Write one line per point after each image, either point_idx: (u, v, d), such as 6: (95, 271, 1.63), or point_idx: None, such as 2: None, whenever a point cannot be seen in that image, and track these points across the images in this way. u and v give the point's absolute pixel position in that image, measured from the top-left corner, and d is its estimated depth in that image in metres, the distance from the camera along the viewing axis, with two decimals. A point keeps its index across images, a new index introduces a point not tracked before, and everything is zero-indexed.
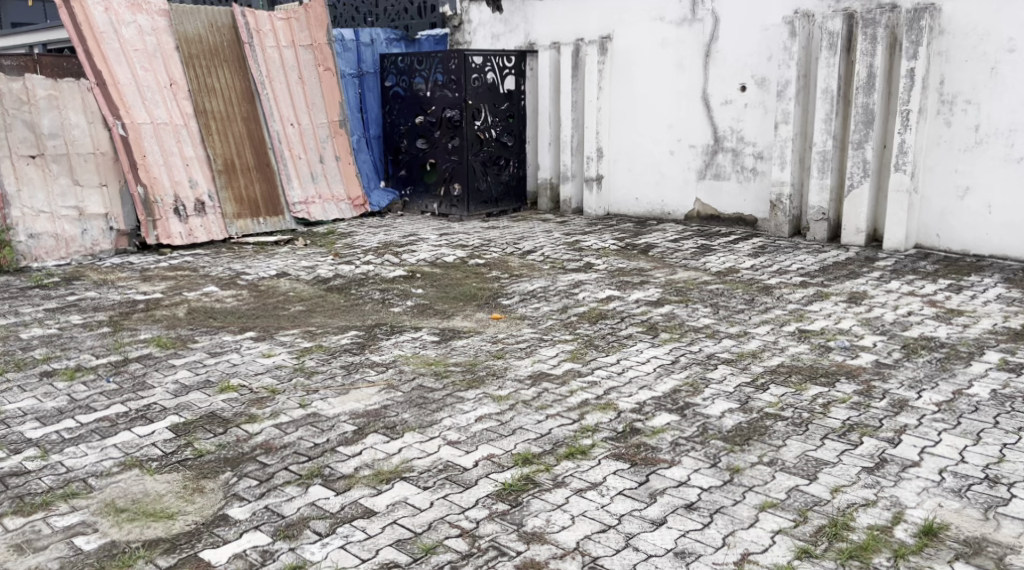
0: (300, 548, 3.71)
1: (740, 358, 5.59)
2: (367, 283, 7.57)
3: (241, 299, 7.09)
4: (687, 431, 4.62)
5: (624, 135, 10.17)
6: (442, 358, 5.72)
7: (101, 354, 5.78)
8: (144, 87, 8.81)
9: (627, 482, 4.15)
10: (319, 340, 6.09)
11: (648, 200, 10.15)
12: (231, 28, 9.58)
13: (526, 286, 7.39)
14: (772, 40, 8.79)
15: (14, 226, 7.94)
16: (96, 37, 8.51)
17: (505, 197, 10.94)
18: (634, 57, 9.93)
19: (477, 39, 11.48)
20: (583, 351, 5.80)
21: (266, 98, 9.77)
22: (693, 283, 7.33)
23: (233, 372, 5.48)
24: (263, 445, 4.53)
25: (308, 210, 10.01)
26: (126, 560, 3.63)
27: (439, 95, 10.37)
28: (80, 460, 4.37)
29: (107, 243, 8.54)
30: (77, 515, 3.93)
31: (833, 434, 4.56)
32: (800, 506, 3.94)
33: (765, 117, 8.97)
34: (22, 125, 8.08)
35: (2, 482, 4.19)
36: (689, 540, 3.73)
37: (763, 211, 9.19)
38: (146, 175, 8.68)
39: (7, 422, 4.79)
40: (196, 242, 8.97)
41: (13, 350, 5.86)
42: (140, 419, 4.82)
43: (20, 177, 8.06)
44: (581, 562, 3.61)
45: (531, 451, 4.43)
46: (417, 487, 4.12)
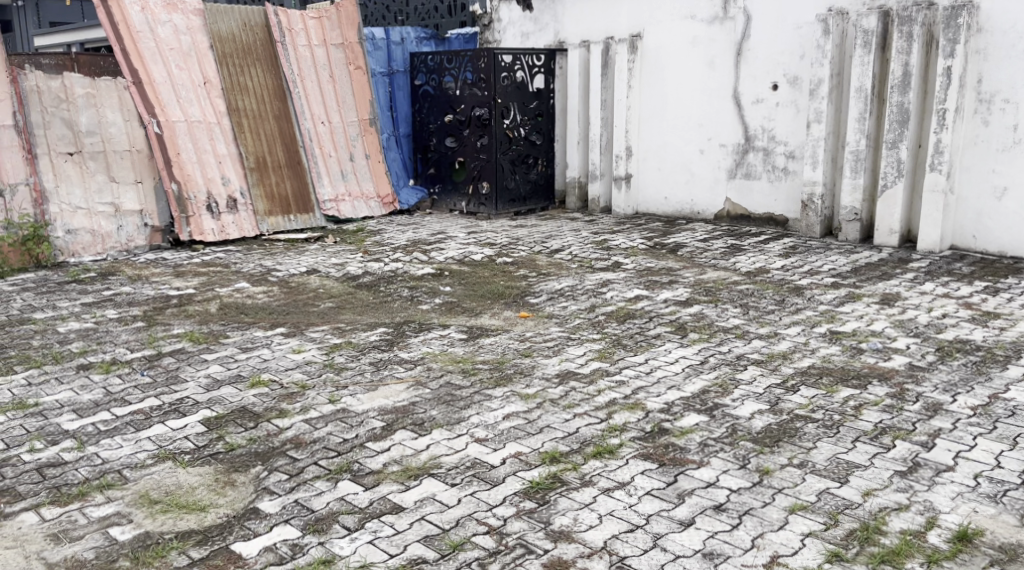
0: (329, 542, 3.73)
1: (770, 359, 5.56)
2: (396, 281, 7.60)
3: (271, 296, 7.15)
4: (716, 432, 4.60)
5: (653, 134, 10.13)
6: (470, 356, 5.73)
7: (136, 348, 5.85)
8: (179, 85, 8.91)
9: (656, 482, 4.14)
10: (349, 336, 6.13)
11: (678, 200, 10.11)
12: (264, 27, 9.66)
13: (554, 284, 7.40)
14: (805, 38, 8.72)
15: (53, 221, 8.08)
16: (132, 36, 8.61)
17: (533, 195, 10.95)
18: (665, 55, 9.89)
19: (506, 38, 11.48)
20: (611, 350, 5.79)
21: (297, 96, 9.83)
22: (723, 283, 7.29)
23: (264, 367, 5.53)
24: (293, 440, 4.57)
25: (338, 207, 10.07)
26: (159, 551, 3.67)
27: (468, 94, 10.39)
28: (116, 452, 4.44)
29: (142, 239, 8.65)
30: (112, 506, 3.99)
31: (865, 437, 4.52)
32: (831, 509, 3.92)
33: (798, 116, 8.89)
34: (60, 122, 8.20)
35: (39, 472, 4.25)
36: (718, 541, 3.72)
37: (794, 211, 9.13)
38: (180, 172, 8.77)
39: (44, 414, 4.86)
40: (228, 239, 9.06)
41: (51, 344, 5.96)
42: (173, 412, 4.87)
43: (58, 174, 8.18)
44: (609, 561, 3.61)
45: (559, 450, 4.43)
46: (444, 484, 4.14)
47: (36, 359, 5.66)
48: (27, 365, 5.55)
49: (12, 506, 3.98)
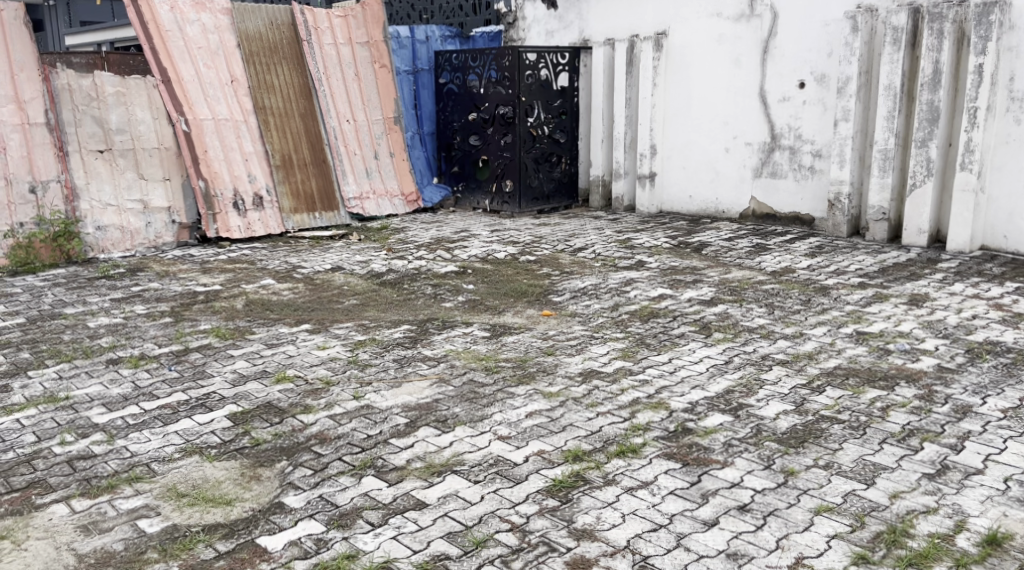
0: (353, 537, 3.75)
1: (796, 360, 5.52)
2: (420, 278, 7.63)
3: (296, 292, 7.20)
4: (741, 432, 4.59)
5: (679, 132, 10.10)
6: (493, 353, 5.74)
7: (163, 343, 5.91)
8: (207, 84, 8.98)
9: (679, 482, 4.13)
10: (373, 333, 6.16)
11: (702, 199, 10.08)
12: (290, 25, 9.73)
13: (577, 283, 7.39)
14: (833, 36, 8.67)
15: (83, 218, 8.18)
16: (162, 35, 8.70)
17: (557, 194, 10.94)
18: (691, 53, 9.85)
19: (531, 36, 11.45)
20: (635, 349, 5.78)
21: (323, 94, 9.89)
22: (748, 283, 7.26)
23: (289, 363, 5.57)
24: (318, 435, 4.60)
25: (362, 205, 10.12)
26: (187, 544, 3.71)
27: (492, 92, 10.40)
28: (144, 445, 4.48)
29: (170, 235, 8.73)
30: (141, 499, 4.03)
31: (892, 439, 4.49)
32: (857, 511, 3.89)
33: (825, 115, 8.84)
34: (90, 120, 8.29)
35: (70, 464, 4.31)
36: (742, 542, 3.70)
37: (821, 210, 9.07)
38: (207, 170, 8.83)
39: (75, 407, 4.92)
40: (254, 236, 9.12)
41: (81, 338, 6.03)
42: (200, 407, 4.92)
43: (88, 171, 8.27)
44: (633, 560, 3.61)
45: (582, 448, 4.43)
46: (468, 481, 4.15)
47: (67, 353, 5.73)
48: (58, 359, 5.62)
49: (44, 497, 4.04)
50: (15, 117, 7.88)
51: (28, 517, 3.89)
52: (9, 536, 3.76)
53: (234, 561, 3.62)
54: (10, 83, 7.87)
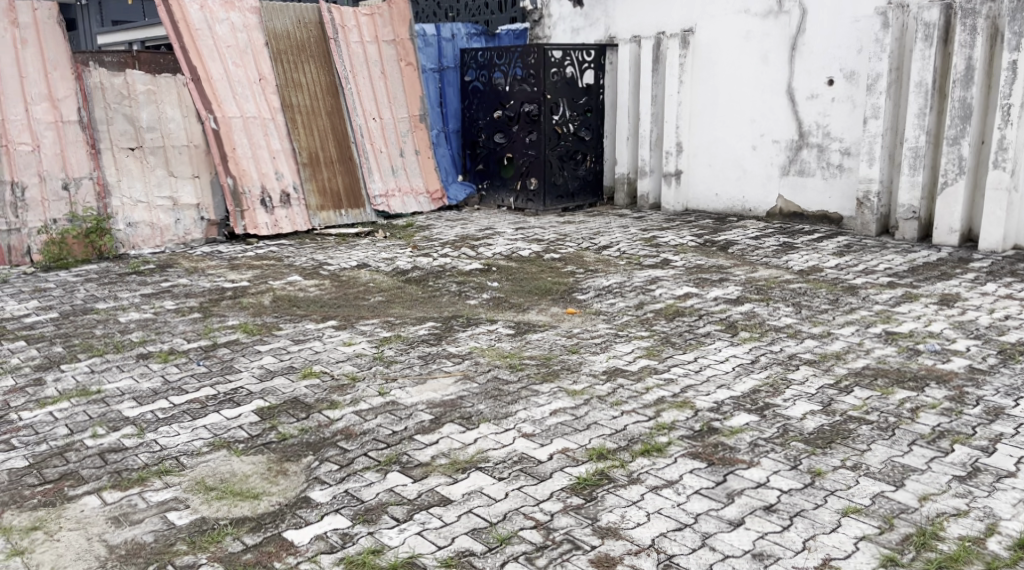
0: (378, 532, 3.78)
1: (823, 359, 5.49)
2: (445, 276, 7.66)
3: (322, 289, 7.24)
4: (767, 432, 4.57)
5: (705, 130, 10.06)
6: (517, 351, 5.75)
7: (192, 338, 5.97)
8: (236, 81, 9.05)
9: (704, 482, 4.12)
10: (399, 330, 6.19)
11: (729, 197, 10.02)
12: (318, 23, 9.79)
13: (602, 281, 7.39)
14: (863, 32, 8.60)
15: (114, 215, 8.29)
16: (191, 34, 8.79)
17: (582, 192, 10.93)
18: (717, 50, 9.80)
19: (557, 33, 11.41)
20: (660, 348, 5.77)
21: (350, 92, 9.93)
22: (775, 282, 7.22)
23: (315, 359, 5.61)
24: (344, 431, 4.63)
25: (388, 203, 10.16)
26: (215, 537, 3.75)
27: (518, 90, 10.41)
28: (174, 439, 4.54)
29: (198, 232, 8.80)
30: (170, 492, 4.08)
31: (921, 440, 4.46)
32: (885, 513, 3.87)
33: (854, 112, 8.77)
34: (122, 118, 8.40)
35: (101, 457, 4.37)
36: (768, 542, 3.69)
37: (849, 209, 9.00)
38: (235, 167, 8.90)
39: (106, 401, 4.99)
40: (281, 233, 9.17)
41: (113, 333, 6.10)
42: (228, 401, 4.97)
43: (120, 168, 8.38)
44: (657, 559, 3.61)
45: (606, 446, 4.43)
46: (492, 478, 4.17)
47: (98, 347, 5.80)
48: (90, 353, 5.70)
49: (76, 489, 4.10)
50: (49, 115, 8.01)
51: (60, 509, 3.94)
52: (42, 527, 3.82)
53: (261, 555, 3.66)
54: (44, 81, 8.01)
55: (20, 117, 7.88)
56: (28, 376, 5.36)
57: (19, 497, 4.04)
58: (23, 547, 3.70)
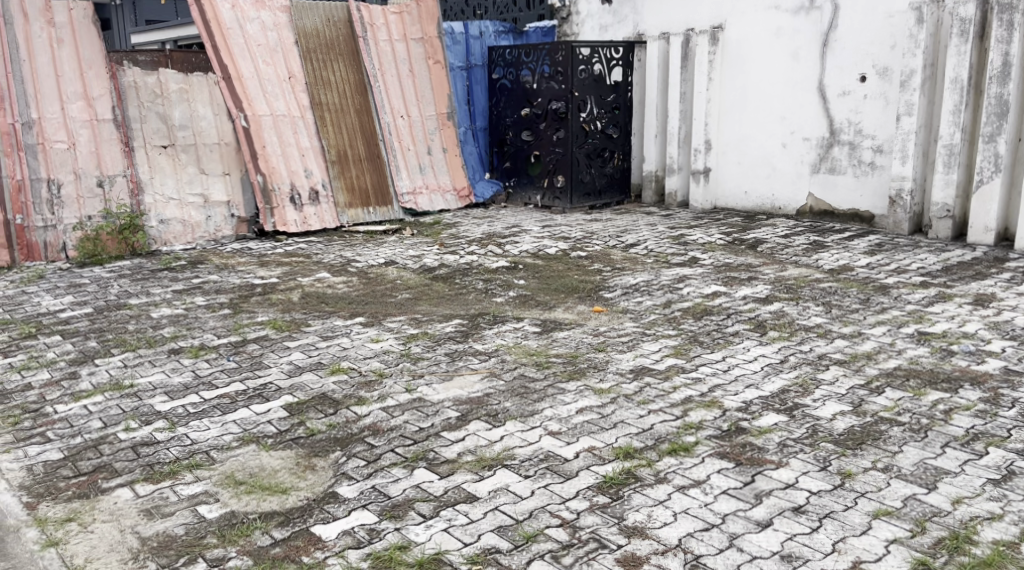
0: (405, 528, 3.79)
1: (854, 360, 5.44)
2: (471, 273, 7.67)
3: (350, 286, 7.28)
4: (796, 432, 4.54)
5: (734, 127, 10.00)
6: (544, 349, 5.76)
7: (223, 334, 6.02)
8: (266, 80, 9.11)
9: (732, 482, 4.10)
10: (425, 327, 6.20)
11: (758, 195, 9.96)
12: (347, 22, 9.85)
13: (629, 279, 7.37)
14: (896, 28, 8.51)
15: (147, 212, 8.40)
16: (223, 32, 8.85)
17: (609, 189, 10.91)
18: (747, 47, 9.74)
19: (585, 30, 11.38)
20: (687, 347, 5.73)
21: (378, 89, 9.97)
22: (805, 281, 7.17)
23: (343, 355, 5.64)
24: (371, 427, 4.66)
25: (415, 200, 10.17)
26: (244, 530, 3.79)
27: (545, 87, 10.40)
28: (204, 433, 4.58)
29: (229, 229, 8.89)
30: (201, 485, 4.12)
31: (954, 443, 4.41)
32: (917, 516, 3.83)
33: (887, 109, 8.68)
34: (155, 116, 8.50)
35: (134, 450, 4.42)
36: (796, 543, 3.67)
37: (881, 207, 8.91)
38: (265, 165, 8.97)
39: (138, 395, 5.05)
40: (310, 230, 9.23)
41: (145, 328, 6.17)
42: (257, 397, 5.01)
43: (153, 166, 8.49)
44: (684, 559, 3.59)
45: (633, 445, 4.43)
46: (518, 475, 4.17)
47: (132, 343, 5.87)
48: (124, 348, 5.77)
49: (109, 481, 4.15)
50: (84, 114, 8.11)
51: (94, 501, 4.00)
52: (77, 518, 3.87)
53: (289, 549, 3.69)
54: (79, 79, 8.11)
55: (56, 116, 7.97)
56: (63, 369, 5.43)
57: (54, 489, 4.10)
58: (57, 538, 3.75)
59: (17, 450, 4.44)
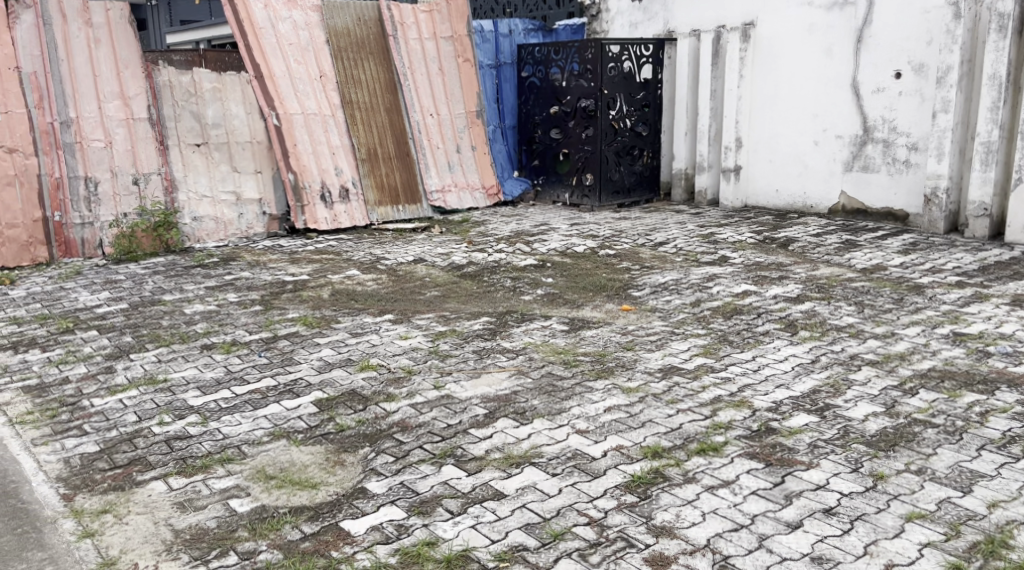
0: (433, 524, 3.82)
1: (887, 360, 5.40)
2: (499, 271, 7.70)
3: (380, 283, 7.33)
4: (827, 433, 4.52)
5: (765, 125, 9.94)
6: (572, 347, 5.77)
7: (254, 330, 6.09)
8: (297, 78, 9.18)
9: (762, 482, 4.09)
10: (453, 324, 6.24)
11: (790, 193, 9.89)
12: (377, 21, 9.91)
13: (658, 278, 7.34)
14: (933, 24, 8.41)
15: (181, 209, 8.51)
16: (255, 32, 8.93)
17: (638, 187, 10.88)
18: (779, 44, 9.68)
19: (614, 28, 11.35)
20: (717, 347, 5.71)
21: (408, 88, 10.01)
22: (837, 280, 7.12)
23: (372, 352, 5.68)
24: (399, 423, 4.69)
25: (444, 199, 10.20)
26: (275, 524, 3.83)
27: (575, 85, 10.39)
28: (236, 428, 4.63)
29: (260, 226, 8.98)
30: (232, 479, 4.18)
31: (990, 445, 4.37)
32: (951, 519, 3.80)
33: (922, 106, 8.59)
34: (189, 115, 8.59)
35: (168, 444, 4.48)
36: (827, 546, 3.65)
37: (916, 205, 8.82)
38: (296, 163, 9.03)
39: (172, 390, 5.12)
40: (340, 228, 9.30)
41: (179, 324, 6.25)
42: (287, 392, 5.06)
43: (187, 164, 8.59)
44: (712, 559, 3.59)
45: (661, 445, 4.42)
46: (546, 473, 4.19)
47: (165, 338, 5.95)
48: (157, 343, 5.85)
49: (144, 474, 4.21)
50: (120, 113, 8.23)
51: (129, 493, 4.06)
52: (112, 510, 3.94)
53: (319, 543, 3.72)
54: (116, 79, 8.22)
55: (94, 115, 8.09)
56: (99, 364, 5.52)
57: (91, 481, 4.17)
58: (93, 529, 3.81)
59: (55, 443, 4.52)
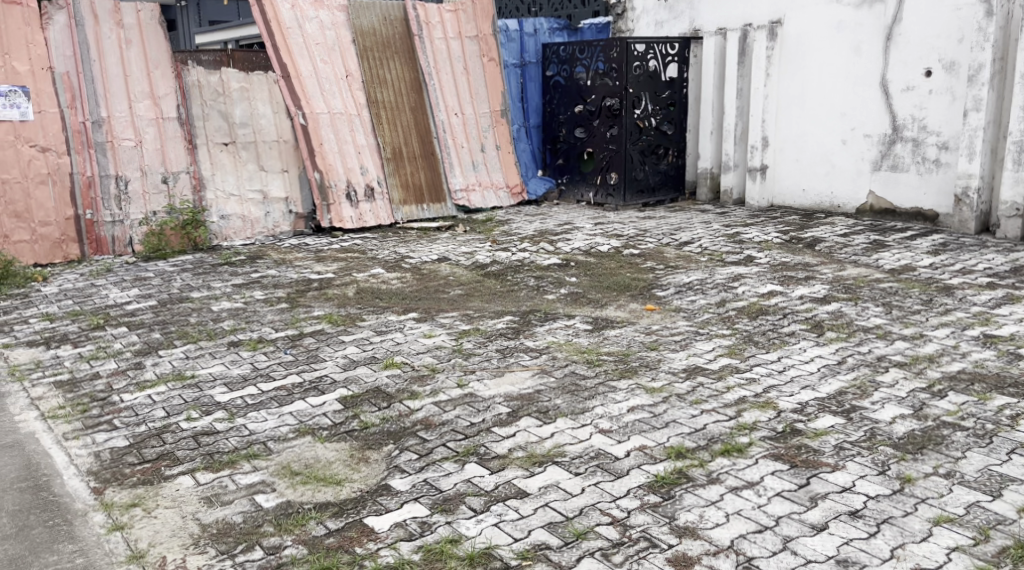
0: (456, 522, 3.84)
1: (915, 362, 5.37)
2: (523, 270, 7.72)
3: (404, 282, 7.37)
4: (853, 435, 4.50)
5: (792, 124, 9.89)
6: (595, 347, 5.77)
7: (280, 328, 6.14)
8: (323, 78, 9.24)
9: (787, 484, 4.09)
10: (477, 323, 6.26)
11: (817, 193, 9.83)
12: (402, 20, 9.96)
13: (683, 278, 7.33)
14: (964, 21, 8.33)
15: (209, 207, 8.60)
16: (283, 32, 9.00)
17: (663, 187, 10.86)
18: (807, 42, 9.63)
19: (640, 27, 11.33)
20: (742, 347, 5.70)
21: (433, 87, 10.06)
22: (864, 281, 7.07)
23: (397, 350, 5.72)
24: (423, 421, 4.73)
25: (468, 198, 10.23)
26: (300, 520, 3.87)
27: (599, 84, 10.39)
28: (262, 424, 4.69)
29: (286, 224, 9.05)
30: (258, 475, 4.23)
31: (1021, 449, 4.33)
32: (980, 524, 3.77)
33: (953, 105, 8.52)
34: (217, 115, 8.69)
35: (195, 439, 4.54)
36: (853, 548, 3.64)
37: (946, 205, 8.74)
38: (322, 162, 9.09)
39: (199, 386, 5.18)
40: (366, 226, 9.36)
41: (206, 321, 6.32)
42: (313, 389, 5.11)
43: (214, 163, 8.68)
44: (736, 561, 3.59)
45: (685, 445, 4.42)
46: (569, 472, 4.20)
47: (193, 335, 6.02)
48: (186, 340, 5.92)
49: (172, 469, 4.27)
50: (151, 112, 8.33)
51: (157, 487, 4.12)
52: (141, 504, 3.99)
53: (343, 539, 3.76)
54: (146, 79, 8.32)
55: (125, 114, 8.20)
56: (128, 360, 5.60)
57: (120, 475, 4.24)
58: (123, 522, 3.87)
59: (86, 437, 4.59)
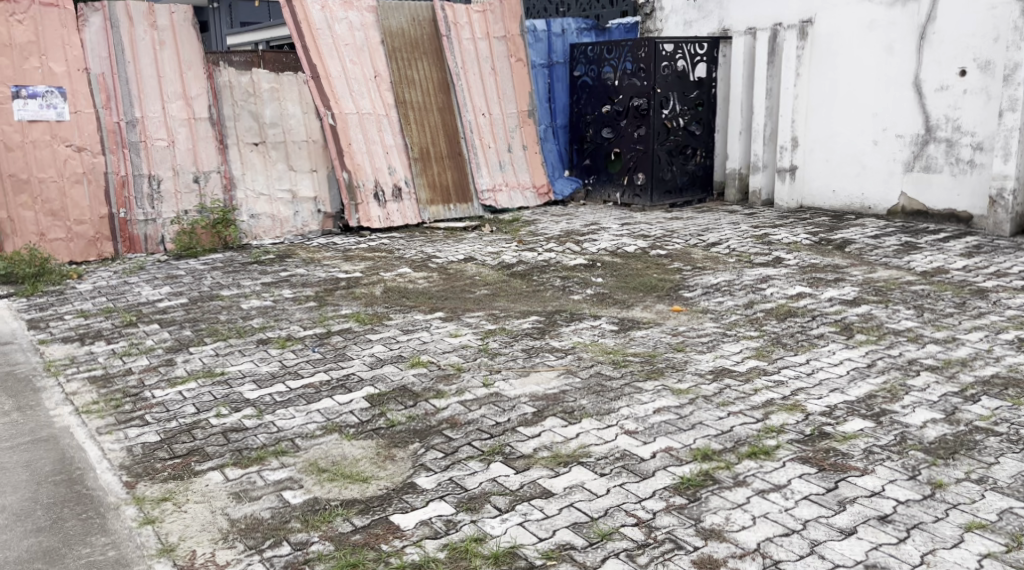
0: (481, 521, 3.87)
1: (947, 365, 5.32)
2: (549, 270, 7.73)
3: (431, 281, 7.40)
4: (883, 439, 4.47)
5: (823, 125, 9.83)
6: (621, 347, 5.78)
7: (308, 326, 6.20)
8: (352, 78, 9.30)
9: (814, 487, 4.07)
10: (503, 323, 6.28)
11: (847, 194, 9.76)
12: (431, 21, 10.00)
13: (710, 279, 7.31)
14: (1000, 20, 8.24)
15: (239, 206, 8.69)
16: (313, 32, 9.07)
17: (690, 187, 10.82)
18: (838, 42, 9.56)
19: (669, 26, 11.30)
20: (770, 349, 5.69)
21: (461, 88, 10.09)
22: (895, 283, 7.02)
23: (423, 349, 5.75)
24: (449, 420, 4.75)
25: (495, 198, 10.26)
26: (326, 517, 3.91)
27: (627, 84, 10.38)
28: (290, 421, 4.74)
29: (315, 224, 9.13)
30: (286, 471, 4.27)
31: None
32: (1013, 530, 3.74)
33: (988, 105, 8.43)
34: (247, 115, 8.77)
35: (225, 435, 4.60)
36: (882, 554, 3.62)
37: (980, 206, 8.66)
38: (351, 162, 9.16)
39: (229, 382, 5.24)
40: (393, 226, 9.42)
41: (236, 318, 6.39)
42: (340, 387, 5.16)
43: (245, 163, 8.77)
44: (762, 564, 3.59)
45: (711, 447, 4.42)
46: (594, 473, 4.21)
47: (223, 332, 6.09)
48: (216, 337, 5.99)
49: (202, 464, 4.33)
50: (183, 113, 8.43)
51: (188, 482, 4.18)
52: (171, 498, 4.06)
53: (369, 536, 3.79)
54: (179, 80, 8.42)
55: (158, 115, 8.31)
56: (160, 356, 5.68)
57: (151, 469, 4.30)
58: (154, 516, 3.93)
59: (119, 431, 4.67)
